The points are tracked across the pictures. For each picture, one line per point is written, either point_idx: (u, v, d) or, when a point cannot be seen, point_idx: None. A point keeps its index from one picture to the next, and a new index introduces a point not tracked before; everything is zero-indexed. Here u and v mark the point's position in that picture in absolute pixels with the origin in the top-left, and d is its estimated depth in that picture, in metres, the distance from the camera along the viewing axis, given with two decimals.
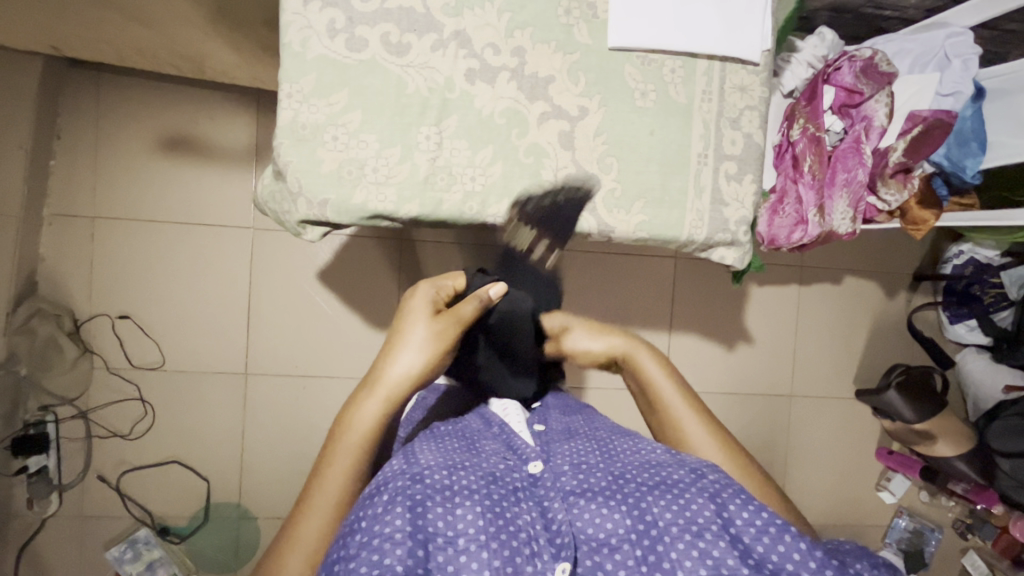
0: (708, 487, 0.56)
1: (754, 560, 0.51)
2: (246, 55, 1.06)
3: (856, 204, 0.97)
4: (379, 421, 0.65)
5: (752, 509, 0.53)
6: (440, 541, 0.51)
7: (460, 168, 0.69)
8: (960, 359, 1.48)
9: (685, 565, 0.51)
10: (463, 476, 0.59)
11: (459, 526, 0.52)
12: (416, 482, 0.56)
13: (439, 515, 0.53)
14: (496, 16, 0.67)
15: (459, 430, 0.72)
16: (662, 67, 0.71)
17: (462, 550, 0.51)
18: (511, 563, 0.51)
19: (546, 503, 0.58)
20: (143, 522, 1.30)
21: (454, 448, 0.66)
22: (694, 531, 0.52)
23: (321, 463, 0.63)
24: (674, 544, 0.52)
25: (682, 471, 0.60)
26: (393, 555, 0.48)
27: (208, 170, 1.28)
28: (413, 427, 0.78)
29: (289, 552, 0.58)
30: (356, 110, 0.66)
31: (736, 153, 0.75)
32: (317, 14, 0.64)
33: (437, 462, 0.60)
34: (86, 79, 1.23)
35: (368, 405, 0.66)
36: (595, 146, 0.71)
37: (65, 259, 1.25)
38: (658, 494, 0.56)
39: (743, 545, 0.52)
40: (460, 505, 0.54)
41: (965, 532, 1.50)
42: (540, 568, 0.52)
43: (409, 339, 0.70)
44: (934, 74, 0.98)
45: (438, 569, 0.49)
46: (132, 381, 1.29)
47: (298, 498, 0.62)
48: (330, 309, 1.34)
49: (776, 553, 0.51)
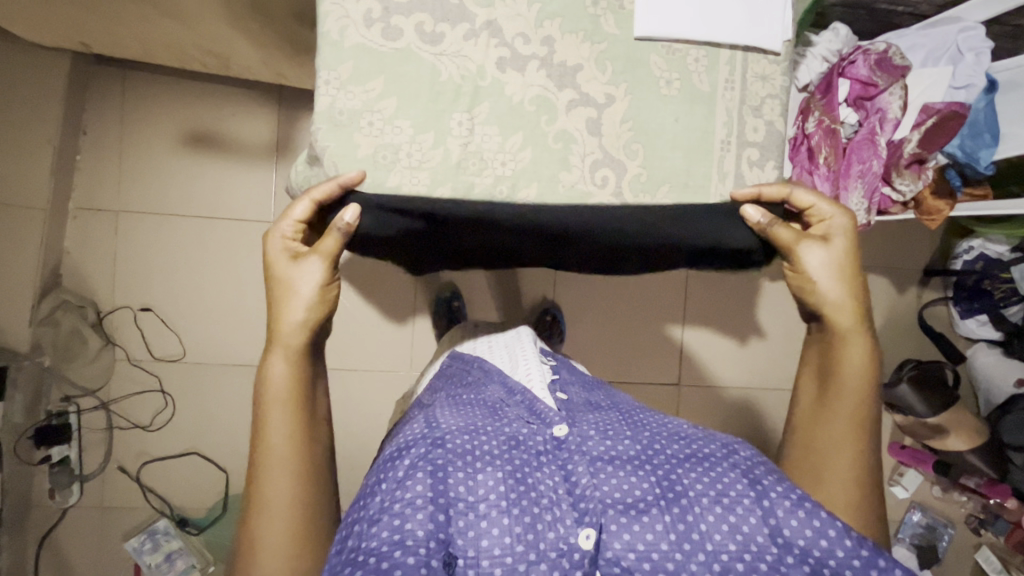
0: (741, 464, 0.58)
1: (782, 539, 0.52)
2: (273, 52, 1.08)
3: (871, 195, 1.00)
4: (294, 377, 0.63)
5: (787, 486, 0.54)
6: (461, 506, 0.52)
7: (491, 153, 0.71)
8: (971, 354, 1.51)
9: (715, 538, 0.52)
10: (485, 441, 0.58)
11: (480, 492, 0.53)
12: (438, 446, 0.57)
13: (461, 480, 0.54)
14: (527, 7, 0.70)
15: (481, 399, 0.69)
16: (686, 57, 0.73)
17: (483, 515, 0.52)
18: (532, 531, 0.51)
19: (570, 467, 0.57)
20: (162, 514, 1.31)
21: (475, 413, 0.65)
22: (725, 503, 0.54)
23: (255, 442, 0.61)
24: (704, 516, 0.53)
25: (713, 445, 0.61)
26: (415, 520, 0.50)
27: (228, 164, 1.30)
28: (434, 393, 0.77)
29: (265, 517, 0.58)
30: (392, 97, 0.69)
31: (758, 140, 0.77)
32: (354, 5, 0.67)
33: (458, 427, 0.60)
34: (113, 74, 1.26)
35: (276, 364, 0.63)
36: (621, 132, 0.73)
37: (89, 252, 1.27)
38: (689, 467, 0.58)
39: (775, 523, 0.52)
40: (481, 471, 0.55)
41: (977, 527, 1.53)
42: (562, 533, 0.52)
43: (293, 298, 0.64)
44: (947, 69, 1.01)
45: (459, 534, 0.51)
46: (152, 372, 1.30)
47: (248, 476, 0.60)
48: (348, 303, 1.35)
49: (811, 528, 0.51)
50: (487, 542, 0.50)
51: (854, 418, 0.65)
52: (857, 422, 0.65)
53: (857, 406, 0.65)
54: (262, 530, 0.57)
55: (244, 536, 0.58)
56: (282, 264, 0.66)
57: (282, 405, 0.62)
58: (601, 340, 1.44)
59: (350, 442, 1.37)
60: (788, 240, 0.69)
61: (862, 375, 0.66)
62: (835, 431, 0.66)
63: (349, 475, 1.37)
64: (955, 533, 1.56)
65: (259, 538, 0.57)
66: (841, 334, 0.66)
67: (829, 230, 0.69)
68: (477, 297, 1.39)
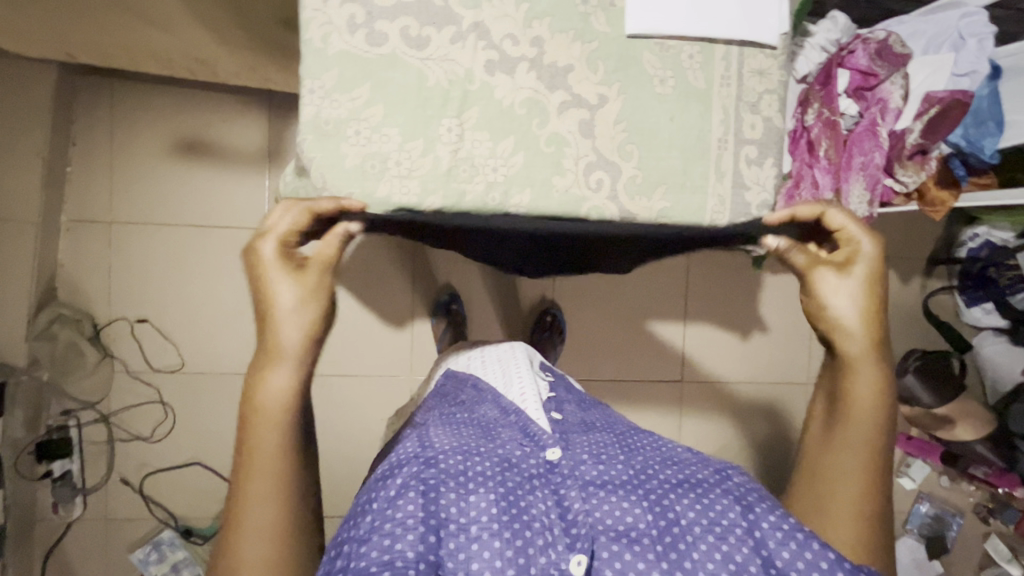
0: (734, 490, 0.57)
1: (776, 568, 0.51)
2: (260, 57, 1.06)
3: (873, 187, 0.97)
4: (294, 392, 0.55)
5: (778, 514, 0.53)
6: (452, 528, 0.51)
7: (482, 159, 0.69)
8: (977, 343, 1.47)
9: (708, 566, 0.51)
10: (478, 462, 0.58)
11: (472, 514, 0.52)
12: (431, 466, 0.56)
13: (452, 501, 0.53)
14: (514, 7, 0.68)
15: (476, 419, 0.69)
16: (681, 54, 0.71)
17: (474, 538, 0.51)
18: (523, 554, 0.50)
19: (562, 491, 0.56)
20: (167, 524, 1.31)
21: (467, 434, 0.64)
22: (717, 532, 0.53)
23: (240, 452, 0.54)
24: (696, 544, 0.53)
25: (706, 470, 0.60)
26: (405, 540, 0.49)
27: (220, 172, 1.29)
28: (429, 409, 0.77)
29: (244, 542, 0.52)
30: (378, 104, 0.67)
31: (756, 137, 0.75)
32: (337, 10, 0.65)
33: (452, 447, 0.60)
34: (101, 83, 1.24)
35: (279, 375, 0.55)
36: (615, 134, 0.72)
37: (84, 264, 1.26)
38: (682, 493, 0.56)
39: (767, 553, 0.51)
40: (474, 492, 0.54)
41: (987, 516, 1.51)
42: (553, 558, 0.51)
43: (286, 307, 0.56)
44: (949, 55, 0.98)
45: (449, 556, 0.50)
46: (151, 383, 1.30)
47: (231, 490, 0.54)
48: (346, 308, 1.34)
49: (802, 560, 0.50)
50: (477, 565, 0.50)
51: (862, 448, 0.60)
52: (865, 454, 0.60)
53: (867, 438, 0.60)
54: (241, 553, 0.51)
55: (220, 561, 0.52)
56: (278, 271, 0.57)
57: (275, 420, 0.54)
58: (602, 339, 1.42)
59: (352, 448, 1.36)
60: (805, 267, 0.63)
61: (875, 404, 0.60)
62: (841, 461, 0.60)
63: (352, 481, 1.37)
64: (963, 523, 1.55)
65: (240, 561, 0.51)
66: (854, 360, 0.60)
67: (854, 257, 0.62)
68: (475, 299, 1.38)
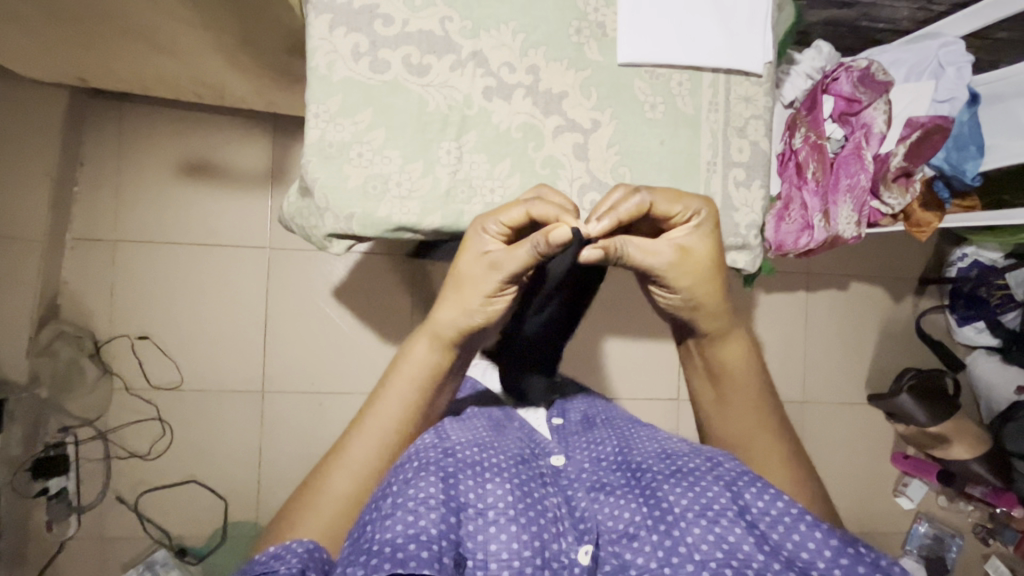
0: (725, 475, 0.56)
1: (770, 546, 0.51)
2: (266, 81, 1.10)
3: (860, 208, 1.00)
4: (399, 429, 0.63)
5: (768, 494, 0.53)
6: (471, 512, 0.52)
7: (479, 181, 0.72)
8: (971, 361, 1.50)
9: (702, 549, 0.51)
10: (493, 454, 0.59)
11: (489, 499, 0.53)
12: (448, 455, 0.57)
13: (471, 487, 0.54)
14: (511, 37, 0.71)
15: (484, 414, 0.71)
16: (670, 81, 0.75)
17: (492, 522, 0.52)
18: (539, 538, 0.52)
19: (570, 493, 0.59)
20: (160, 543, 1.29)
21: (480, 429, 0.66)
22: (710, 517, 0.53)
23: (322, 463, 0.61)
24: (689, 529, 0.53)
25: (697, 459, 0.60)
26: (428, 518, 0.49)
27: (225, 192, 1.32)
28: None
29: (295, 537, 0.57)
30: (381, 128, 0.70)
31: (744, 160, 0.78)
32: (342, 39, 0.68)
33: (468, 440, 0.61)
34: (110, 106, 1.28)
35: (373, 420, 0.62)
36: (608, 156, 0.75)
37: (87, 282, 1.28)
38: (674, 481, 0.57)
39: (760, 532, 0.52)
40: (491, 481, 0.55)
41: (987, 537, 1.49)
42: (564, 548, 0.53)
43: (400, 373, 0.64)
44: (929, 83, 1.03)
45: (469, 537, 0.51)
46: (150, 400, 1.30)
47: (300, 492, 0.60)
48: (346, 326, 1.36)
49: (791, 541, 0.51)
50: (496, 546, 0.50)
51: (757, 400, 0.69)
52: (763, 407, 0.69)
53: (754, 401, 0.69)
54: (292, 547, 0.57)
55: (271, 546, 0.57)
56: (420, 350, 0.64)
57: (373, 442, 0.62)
58: (600, 356, 1.43)
59: None
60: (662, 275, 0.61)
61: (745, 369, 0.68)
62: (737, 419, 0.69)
63: None
64: (964, 544, 1.53)
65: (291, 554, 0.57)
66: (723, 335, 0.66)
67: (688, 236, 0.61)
68: None
